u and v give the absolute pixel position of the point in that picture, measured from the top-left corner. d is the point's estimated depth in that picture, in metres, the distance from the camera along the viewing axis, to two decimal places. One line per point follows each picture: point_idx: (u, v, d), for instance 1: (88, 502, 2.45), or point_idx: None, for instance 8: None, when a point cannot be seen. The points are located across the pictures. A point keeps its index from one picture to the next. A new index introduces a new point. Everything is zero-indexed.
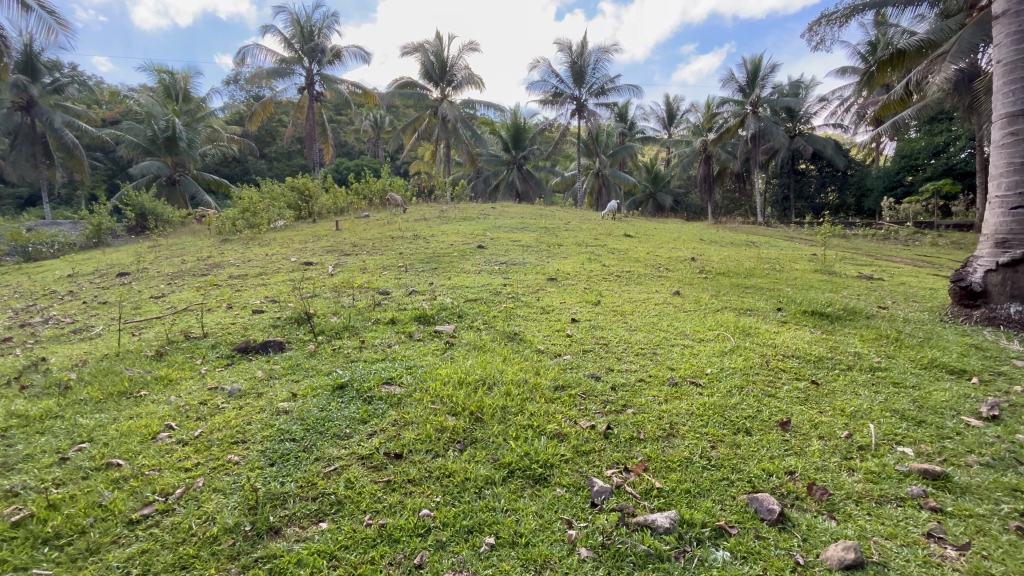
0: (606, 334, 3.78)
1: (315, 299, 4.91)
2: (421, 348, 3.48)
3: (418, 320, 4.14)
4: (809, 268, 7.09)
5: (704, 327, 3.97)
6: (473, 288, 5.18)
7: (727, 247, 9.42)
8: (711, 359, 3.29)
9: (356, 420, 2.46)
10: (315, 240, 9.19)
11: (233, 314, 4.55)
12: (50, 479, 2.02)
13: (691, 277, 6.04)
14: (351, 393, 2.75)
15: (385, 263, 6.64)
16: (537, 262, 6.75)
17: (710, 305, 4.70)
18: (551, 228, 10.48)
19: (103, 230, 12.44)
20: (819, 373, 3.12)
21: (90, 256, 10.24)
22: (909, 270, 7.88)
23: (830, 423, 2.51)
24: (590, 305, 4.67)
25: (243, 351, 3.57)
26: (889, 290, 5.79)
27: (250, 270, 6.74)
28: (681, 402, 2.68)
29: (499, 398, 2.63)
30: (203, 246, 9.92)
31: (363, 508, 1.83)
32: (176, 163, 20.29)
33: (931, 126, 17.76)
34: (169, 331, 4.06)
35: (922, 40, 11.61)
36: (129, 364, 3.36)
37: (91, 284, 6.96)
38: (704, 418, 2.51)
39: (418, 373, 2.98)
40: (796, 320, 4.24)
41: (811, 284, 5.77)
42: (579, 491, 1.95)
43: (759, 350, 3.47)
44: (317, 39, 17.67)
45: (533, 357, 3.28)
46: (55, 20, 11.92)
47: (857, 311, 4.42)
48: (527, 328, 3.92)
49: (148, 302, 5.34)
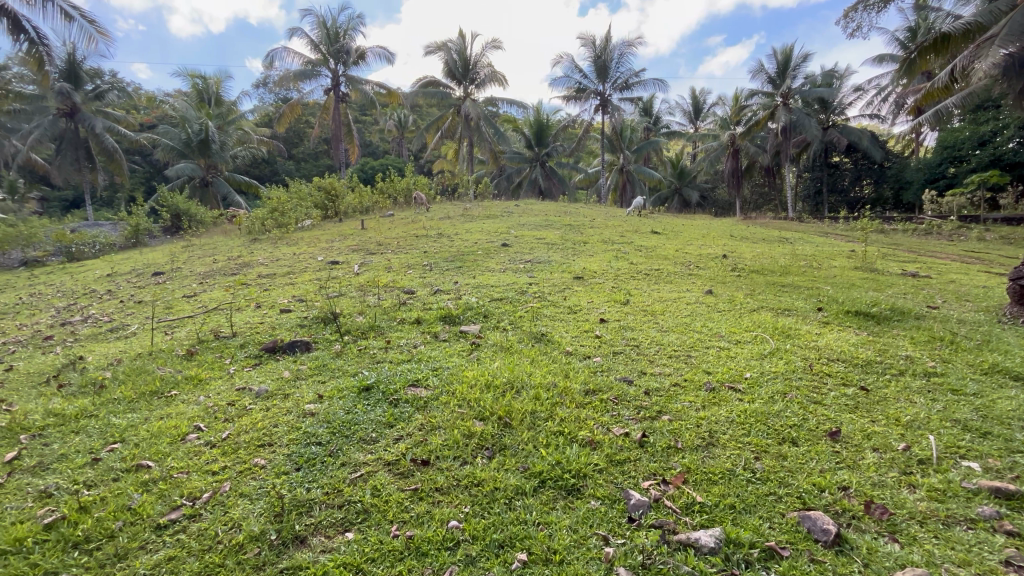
0: (637, 336, 3.64)
1: (341, 298, 4.90)
2: (447, 349, 3.42)
3: (444, 320, 4.08)
4: (849, 265, 6.77)
5: (741, 328, 3.80)
6: (499, 287, 5.11)
7: (759, 244, 9.10)
8: (750, 362, 3.13)
9: (382, 423, 2.40)
10: (341, 239, 9.28)
11: (262, 313, 4.58)
12: (82, 480, 2.03)
13: (723, 275, 5.82)
14: (377, 395, 2.71)
15: (410, 262, 6.62)
16: (563, 260, 6.61)
17: (745, 304, 4.50)
18: (577, 226, 10.34)
19: (141, 230, 12.87)
20: (868, 380, 2.92)
21: (128, 256, 10.62)
22: (958, 267, 7.43)
23: (885, 433, 2.34)
24: (619, 304, 4.52)
25: (271, 351, 3.58)
26: (938, 288, 5.46)
27: (278, 270, 6.82)
28: (719, 408, 2.54)
29: (528, 402, 2.54)
30: (234, 246, 10.15)
31: (390, 518, 1.77)
32: (209, 165, 20.88)
33: (976, 115, 16.90)
34: (200, 330, 4.10)
35: (969, 22, 11.07)
36: (161, 364, 3.40)
37: (128, 284, 7.18)
38: (745, 426, 2.37)
39: (443, 376, 2.91)
40: (838, 320, 4.01)
41: (852, 283, 5.48)
42: (614, 504, 1.85)
43: (800, 353, 3.29)
44: (342, 40, 17.88)
45: (561, 359, 3.17)
46: (97, 29, 12.39)
47: (906, 311, 4.15)
48: (554, 329, 3.81)
49: (180, 301, 5.44)
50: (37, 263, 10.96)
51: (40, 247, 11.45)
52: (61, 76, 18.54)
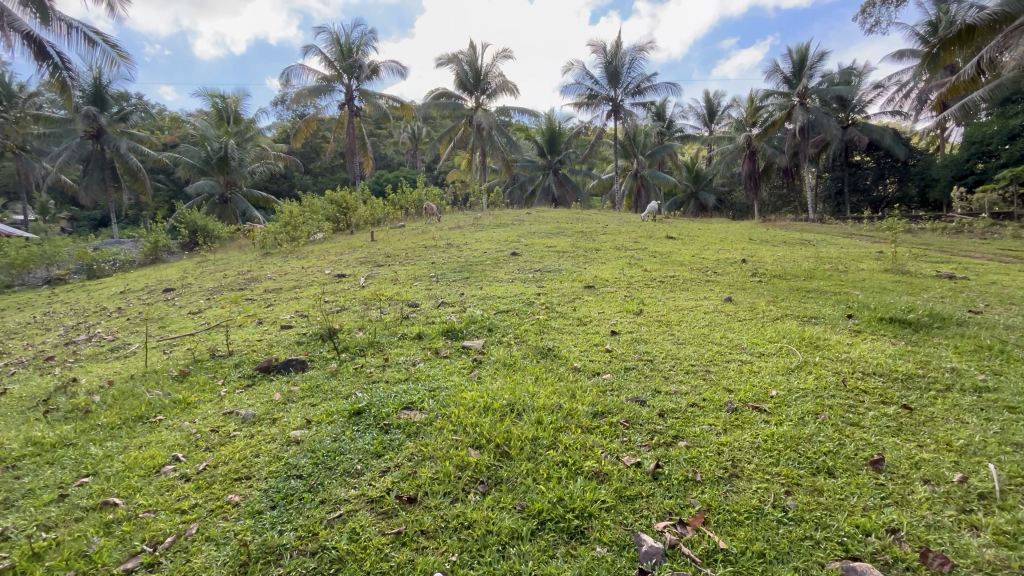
0: (651, 349, 3.38)
1: (342, 313, 4.75)
2: (447, 366, 3.21)
3: (447, 335, 3.88)
4: (878, 268, 6.39)
5: (764, 339, 3.51)
6: (505, 299, 4.91)
7: (780, 247, 8.75)
8: (775, 378, 2.85)
9: (369, 453, 2.20)
10: (350, 252, 9.21)
11: (262, 330, 4.45)
12: (42, 521, 1.88)
13: (743, 281, 5.52)
14: (368, 420, 2.52)
15: (416, 274, 6.47)
16: (574, 269, 6.39)
17: (767, 312, 4.21)
18: (589, 232, 10.12)
19: (159, 247, 13.07)
20: (911, 397, 2.62)
21: (144, 272, 10.71)
22: (996, 266, 7.03)
23: (936, 460, 2.05)
24: (632, 315, 4.27)
25: (265, 370, 3.43)
26: (976, 290, 5.09)
27: (284, 284, 6.73)
28: (743, 432, 2.28)
29: (530, 427, 2.32)
30: (246, 260, 10.17)
31: (366, 570, 1.57)
32: (227, 181, 21.28)
33: (1004, 108, 16.11)
34: (196, 349, 3.97)
35: (995, 12, 10.49)
36: (152, 386, 3.27)
37: (139, 300, 7.19)
38: (773, 453, 2.11)
39: (441, 397, 2.70)
40: (871, 329, 3.70)
41: (884, 287, 5.13)
42: (623, 550, 1.62)
43: (832, 367, 3.00)
44: (355, 56, 18.07)
45: (567, 377, 2.94)
46: (118, 52, 12.70)
47: (946, 317, 3.82)
48: (562, 343, 3.57)
49: (183, 319, 5.35)
50: (59, 281, 11.16)
51: (64, 266, 11.66)
52: (87, 100, 19.12)
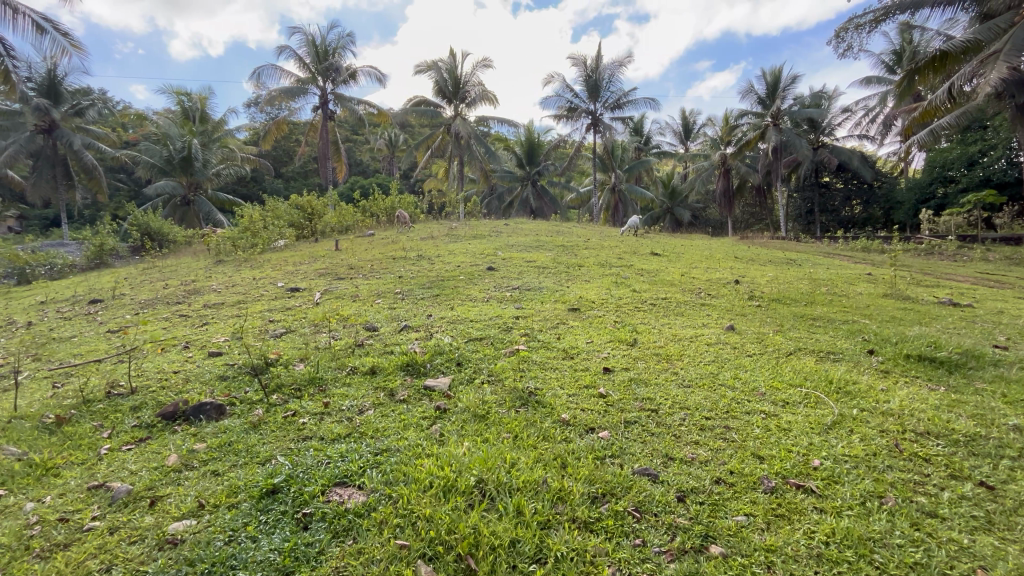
0: (653, 394, 2.79)
1: (285, 338, 4.02)
2: (403, 417, 2.54)
3: (406, 371, 3.19)
4: (878, 293, 6.03)
5: (784, 383, 2.94)
6: (479, 323, 4.26)
7: (770, 266, 8.36)
8: (812, 442, 2.27)
9: (273, 571, 1.52)
10: (310, 262, 8.41)
11: (183, 357, 3.67)
12: None
13: (740, 306, 5.01)
14: (284, 506, 1.82)
15: (380, 289, 5.80)
16: (556, 287, 5.81)
17: (778, 346, 3.67)
18: (570, 246, 9.61)
19: (106, 251, 11.94)
20: (984, 469, 2.08)
21: (78, 279, 9.51)
22: (992, 292, 6.83)
23: None
24: (624, 346, 3.68)
25: (170, 418, 2.68)
26: (989, 321, 4.71)
27: (228, 298, 5.90)
28: (794, 531, 1.69)
29: (507, 521, 1.69)
30: (195, 268, 9.21)
31: None
32: (191, 183, 20.05)
33: (965, 135, 16.58)
34: (90, 384, 3.16)
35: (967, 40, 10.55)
36: (7, 441, 2.46)
37: (58, 313, 6.21)
38: (843, 569, 1.53)
39: (387, 468, 2.02)
40: (900, 370, 3.20)
41: (893, 315, 4.71)
42: None
43: (874, 424, 2.44)
44: (331, 58, 17.26)
45: (554, 436, 2.31)
46: (70, 41, 11.69)
47: (979, 355, 3.37)
48: (546, 384, 2.94)
49: (98, 340, 4.48)
50: None
51: None
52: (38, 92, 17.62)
